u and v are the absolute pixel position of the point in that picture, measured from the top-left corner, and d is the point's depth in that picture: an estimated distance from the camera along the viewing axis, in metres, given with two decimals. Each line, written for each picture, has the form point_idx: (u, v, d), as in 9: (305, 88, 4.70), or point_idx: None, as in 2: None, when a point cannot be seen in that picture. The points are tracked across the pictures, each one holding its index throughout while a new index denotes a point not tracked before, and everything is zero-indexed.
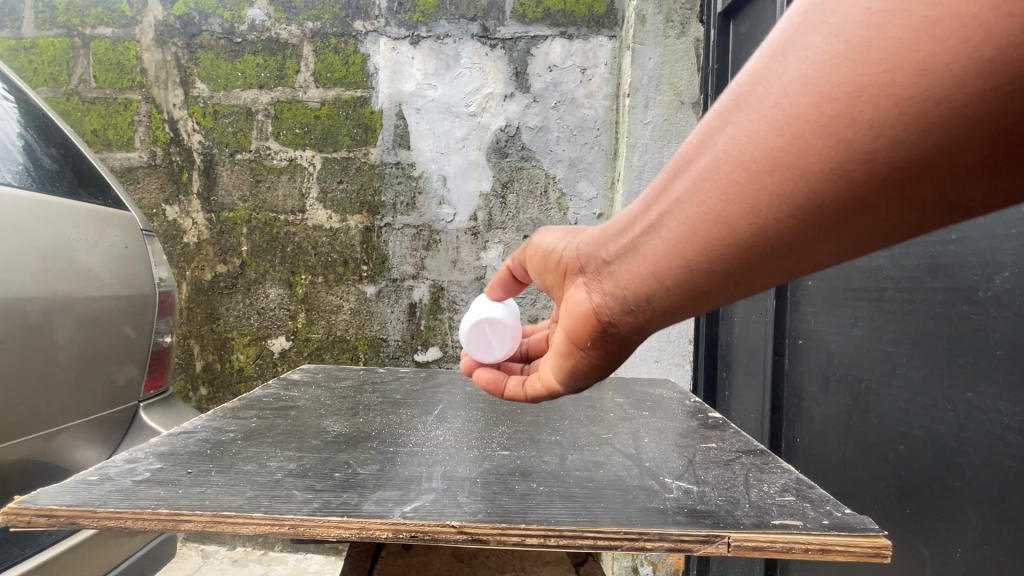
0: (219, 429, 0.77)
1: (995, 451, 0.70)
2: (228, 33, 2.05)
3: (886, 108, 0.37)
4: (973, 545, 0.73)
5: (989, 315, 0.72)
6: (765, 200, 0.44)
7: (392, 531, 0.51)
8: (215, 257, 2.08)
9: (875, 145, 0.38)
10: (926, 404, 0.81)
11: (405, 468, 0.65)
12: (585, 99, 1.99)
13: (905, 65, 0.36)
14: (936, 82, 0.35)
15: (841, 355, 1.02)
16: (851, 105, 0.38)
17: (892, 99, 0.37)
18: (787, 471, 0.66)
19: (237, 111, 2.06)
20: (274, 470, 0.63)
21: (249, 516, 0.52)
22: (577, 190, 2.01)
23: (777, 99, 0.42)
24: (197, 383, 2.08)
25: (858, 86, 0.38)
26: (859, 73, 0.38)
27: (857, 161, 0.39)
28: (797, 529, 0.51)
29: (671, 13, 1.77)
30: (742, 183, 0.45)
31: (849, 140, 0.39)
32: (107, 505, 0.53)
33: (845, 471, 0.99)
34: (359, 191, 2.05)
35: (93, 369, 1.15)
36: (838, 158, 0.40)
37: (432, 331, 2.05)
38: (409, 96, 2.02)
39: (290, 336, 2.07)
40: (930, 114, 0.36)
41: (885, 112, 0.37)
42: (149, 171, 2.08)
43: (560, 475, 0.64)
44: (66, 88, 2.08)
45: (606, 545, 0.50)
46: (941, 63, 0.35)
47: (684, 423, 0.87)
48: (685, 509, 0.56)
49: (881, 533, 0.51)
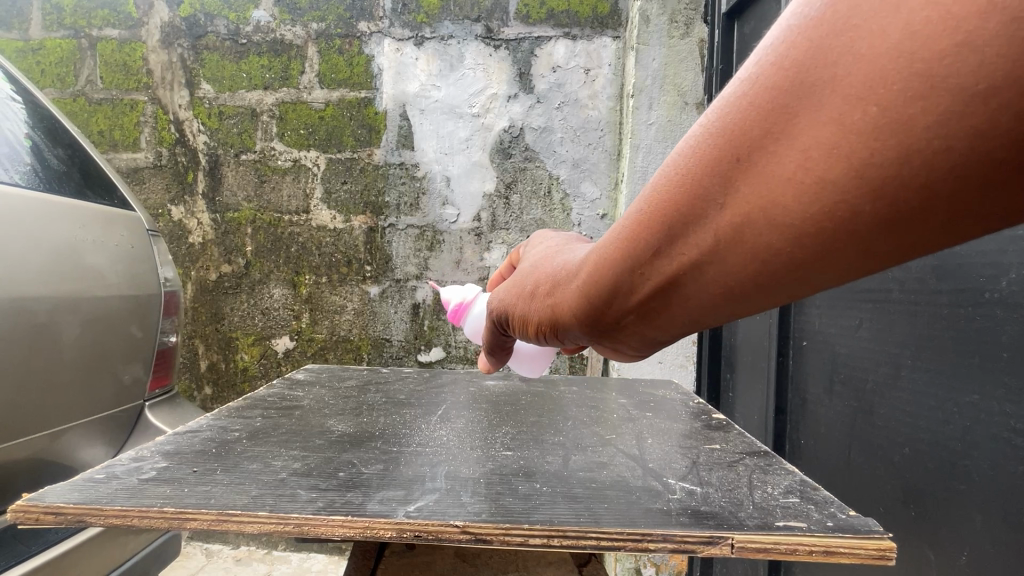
0: (224, 429, 0.78)
1: (1001, 453, 0.70)
2: (233, 34, 2.06)
3: (859, 152, 0.31)
4: (979, 549, 0.73)
5: (996, 317, 0.71)
6: (746, 246, 0.38)
7: (396, 530, 0.51)
8: (220, 257, 2.08)
9: (845, 196, 0.32)
10: (932, 406, 0.80)
11: (410, 467, 0.65)
12: (589, 100, 1.99)
13: (906, 92, 0.29)
14: (925, 119, 0.28)
15: (846, 357, 1.02)
16: (844, 160, 0.31)
17: (868, 141, 0.30)
18: (791, 473, 0.66)
19: (242, 111, 2.07)
20: (278, 469, 0.63)
21: (255, 514, 0.52)
22: (580, 191, 2.01)
23: (752, 138, 0.35)
24: (202, 382, 2.09)
25: (848, 123, 0.31)
26: (845, 108, 0.31)
27: (827, 211, 0.34)
28: (800, 531, 0.51)
29: (676, 13, 1.77)
30: (718, 233, 0.39)
31: (816, 188, 0.33)
32: (114, 503, 0.54)
33: (850, 474, 0.99)
34: (363, 192, 2.05)
35: (98, 368, 1.15)
36: (822, 203, 0.33)
37: (435, 331, 2.05)
38: (413, 97, 2.03)
39: (294, 336, 2.08)
40: (912, 158, 0.30)
41: (856, 156, 0.31)
42: (154, 171, 2.09)
43: (564, 475, 0.64)
44: (73, 89, 2.09)
45: (610, 546, 0.50)
46: (918, 96, 0.28)
47: (688, 424, 0.87)
48: (688, 510, 0.56)
49: (886, 535, 0.50)
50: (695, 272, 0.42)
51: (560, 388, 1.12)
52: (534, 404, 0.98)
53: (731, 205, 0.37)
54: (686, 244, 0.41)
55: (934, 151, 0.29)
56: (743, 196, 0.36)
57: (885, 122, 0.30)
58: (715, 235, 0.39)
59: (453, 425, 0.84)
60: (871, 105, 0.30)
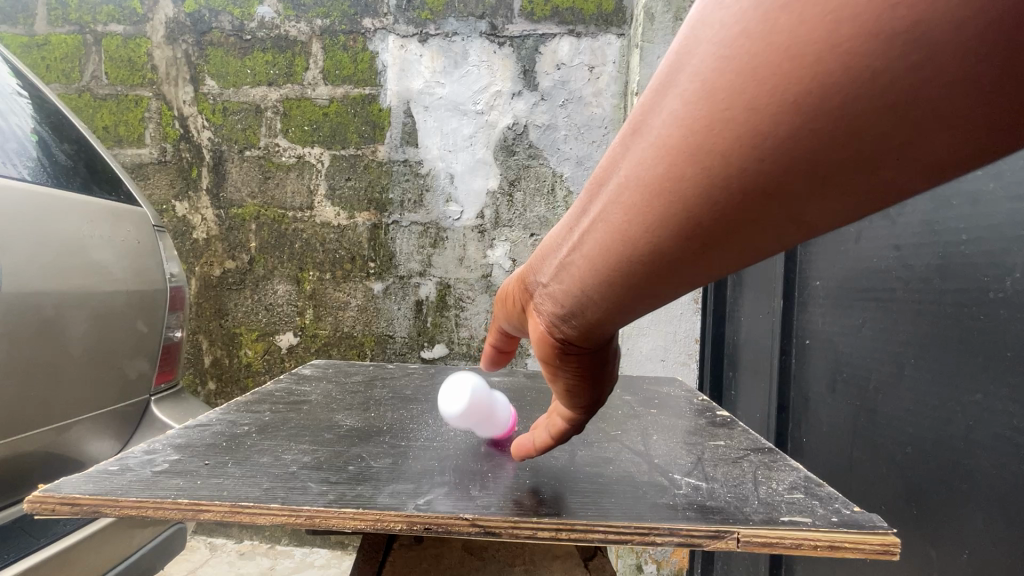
0: (233, 422, 0.79)
1: (1003, 452, 0.70)
2: (238, 30, 2.07)
3: (758, 109, 0.32)
4: (980, 546, 0.73)
5: (999, 316, 0.72)
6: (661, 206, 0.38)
7: (406, 523, 0.52)
8: (224, 253, 2.09)
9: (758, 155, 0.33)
10: (935, 405, 0.81)
11: (417, 462, 0.66)
12: (593, 97, 1.99)
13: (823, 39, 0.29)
14: (830, 72, 0.29)
15: (849, 356, 1.02)
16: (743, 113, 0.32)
17: (768, 92, 0.31)
18: (796, 469, 0.67)
19: (246, 108, 2.07)
20: (288, 462, 0.64)
21: (266, 507, 0.53)
22: (584, 188, 2.01)
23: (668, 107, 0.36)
24: (206, 378, 2.10)
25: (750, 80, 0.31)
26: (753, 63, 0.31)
27: (753, 173, 0.33)
28: (805, 526, 0.51)
29: (680, 10, 1.77)
30: (636, 197, 0.39)
31: (729, 145, 0.33)
32: (128, 495, 0.54)
33: (853, 472, 0.99)
34: (367, 189, 2.06)
35: (104, 362, 1.16)
36: (738, 158, 0.33)
37: (438, 328, 2.06)
38: (418, 94, 2.03)
39: (298, 332, 2.08)
40: (827, 99, 0.30)
41: (758, 112, 0.32)
42: (159, 167, 2.10)
43: (571, 470, 0.65)
44: (78, 84, 2.10)
45: (616, 539, 0.51)
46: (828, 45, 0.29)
47: (693, 421, 0.88)
48: (694, 505, 0.56)
49: (890, 531, 0.51)
50: (622, 235, 0.41)
51: None
52: (539, 400, 0.99)
53: (651, 165, 0.38)
54: (614, 210, 0.41)
55: (849, 97, 0.29)
56: (658, 164, 0.37)
57: (790, 76, 0.30)
58: (638, 196, 0.39)
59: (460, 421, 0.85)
60: (764, 68, 0.31)
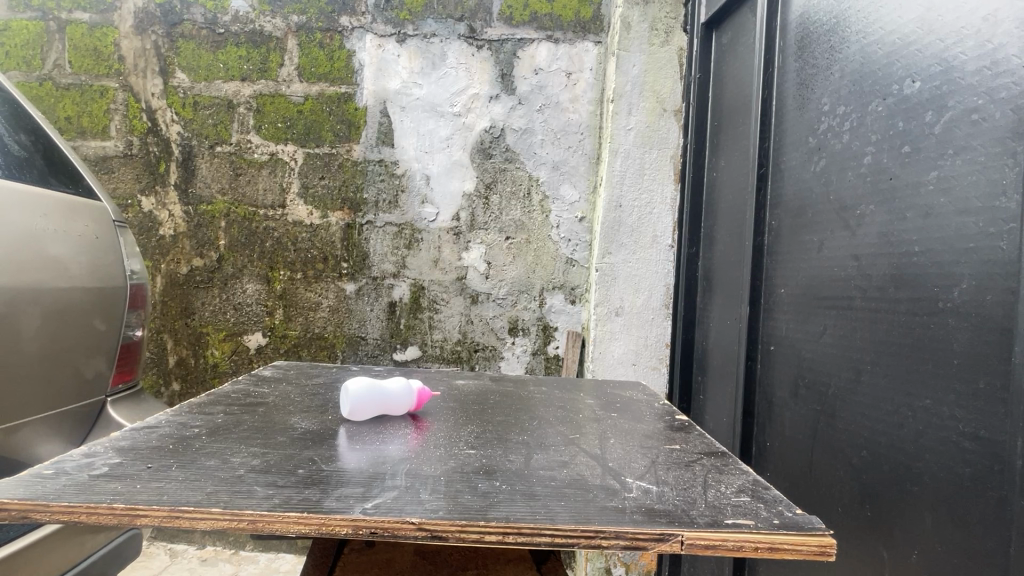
0: (183, 425, 0.76)
1: (950, 455, 0.72)
2: (211, 23, 2.02)
3: None
4: (928, 547, 0.75)
5: (948, 325, 0.74)
6: None
7: (352, 527, 0.51)
8: (192, 250, 2.04)
9: None
10: (887, 410, 0.83)
11: (354, 453, 0.69)
12: (570, 103, 2.00)
13: None
14: None
15: (810, 361, 1.05)
16: None
17: None
18: (746, 473, 0.68)
19: (217, 102, 2.03)
20: (236, 466, 0.62)
21: (208, 511, 0.51)
22: (559, 193, 2.02)
23: None
24: (170, 378, 2.04)
25: None
26: None
27: None
28: (747, 528, 0.53)
29: (657, 20, 1.81)
30: None
31: None
32: (60, 499, 0.52)
33: (812, 475, 1.02)
34: (341, 188, 2.03)
35: (58, 362, 1.12)
36: None
37: (411, 330, 2.04)
38: (395, 93, 2.02)
39: (267, 332, 2.04)
40: None
41: None
42: (125, 160, 2.03)
43: (525, 474, 0.65)
44: (40, 73, 2.02)
45: (563, 542, 0.51)
46: None
47: (652, 425, 0.89)
48: (643, 508, 0.57)
49: (827, 532, 0.53)
50: None
51: (530, 388, 1.13)
52: (502, 403, 0.99)
53: None
54: None
55: None
56: None
57: None
58: None
59: (404, 422, 0.85)
60: None
